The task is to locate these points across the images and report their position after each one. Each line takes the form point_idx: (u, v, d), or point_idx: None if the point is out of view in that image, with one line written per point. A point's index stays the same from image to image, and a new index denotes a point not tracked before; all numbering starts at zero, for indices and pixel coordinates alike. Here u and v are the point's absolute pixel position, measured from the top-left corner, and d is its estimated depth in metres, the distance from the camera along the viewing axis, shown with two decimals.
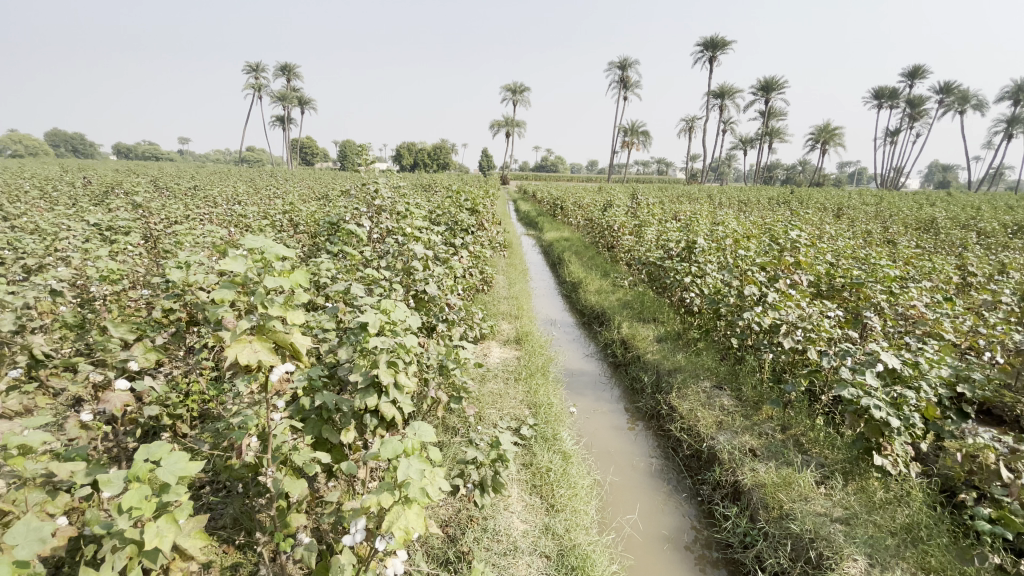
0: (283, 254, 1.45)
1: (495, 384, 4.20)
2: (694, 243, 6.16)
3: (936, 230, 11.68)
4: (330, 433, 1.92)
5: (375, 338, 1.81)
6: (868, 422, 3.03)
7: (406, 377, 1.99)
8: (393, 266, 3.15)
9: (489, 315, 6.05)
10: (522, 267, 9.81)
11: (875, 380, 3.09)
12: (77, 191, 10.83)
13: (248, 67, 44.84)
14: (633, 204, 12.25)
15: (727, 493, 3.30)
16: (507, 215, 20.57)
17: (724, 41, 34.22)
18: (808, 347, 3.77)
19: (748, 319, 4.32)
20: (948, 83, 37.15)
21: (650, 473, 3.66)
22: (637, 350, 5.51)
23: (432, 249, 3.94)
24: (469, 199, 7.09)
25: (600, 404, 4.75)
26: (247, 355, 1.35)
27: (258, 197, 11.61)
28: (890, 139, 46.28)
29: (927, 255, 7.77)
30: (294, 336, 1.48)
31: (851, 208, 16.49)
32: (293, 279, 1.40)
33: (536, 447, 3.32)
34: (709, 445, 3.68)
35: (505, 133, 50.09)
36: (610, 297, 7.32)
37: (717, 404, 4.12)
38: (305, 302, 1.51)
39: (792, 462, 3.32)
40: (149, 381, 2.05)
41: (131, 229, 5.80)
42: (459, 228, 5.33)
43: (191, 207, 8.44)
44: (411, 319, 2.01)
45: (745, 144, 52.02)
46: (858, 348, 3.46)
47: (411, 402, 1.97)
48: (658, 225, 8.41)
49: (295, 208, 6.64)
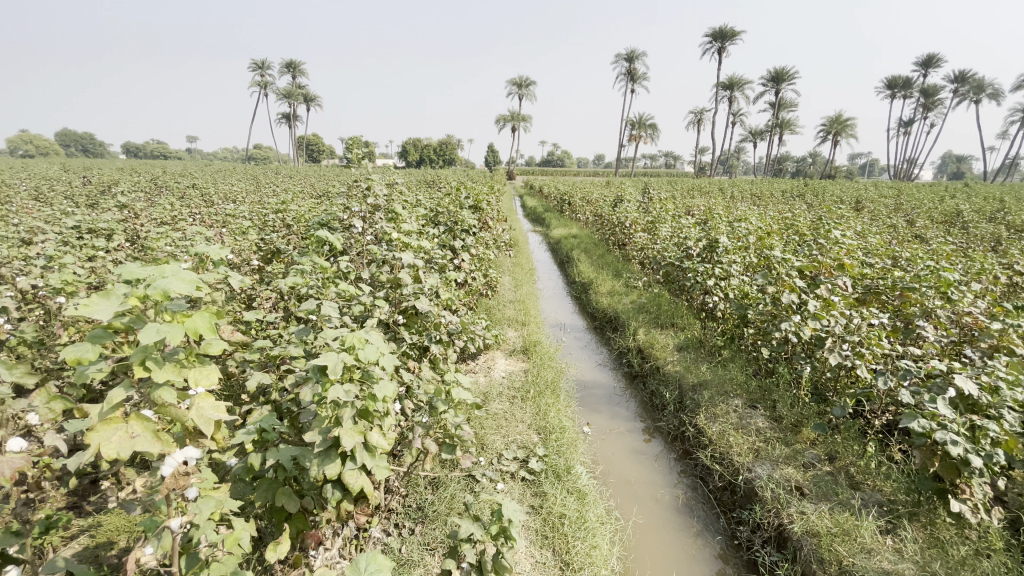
0: (179, 287, 1.00)
1: (500, 405, 3.76)
2: (716, 242, 5.65)
3: (961, 223, 11.08)
4: (285, 499, 1.62)
5: (335, 390, 1.39)
6: (942, 459, 2.58)
7: (379, 436, 1.54)
8: (378, 277, 2.68)
9: (494, 323, 5.58)
10: (528, 266, 9.35)
11: (950, 410, 2.61)
12: (74, 190, 10.59)
13: (255, 65, 45.11)
14: (644, 200, 11.67)
15: (770, 538, 2.86)
16: (513, 211, 20.02)
17: (734, 31, 33.42)
18: (859, 364, 3.28)
19: (784, 330, 3.81)
20: (964, 72, 36.06)
21: (677, 510, 3.21)
22: (655, 360, 5.04)
23: (427, 254, 3.48)
24: (472, 196, 6.64)
25: (615, 422, 4.28)
26: (117, 446, 0.92)
27: (255, 195, 11.21)
28: (905, 130, 45.17)
29: (963, 251, 7.22)
30: (196, 410, 1.03)
31: (868, 201, 15.83)
32: (188, 328, 0.97)
33: (546, 486, 2.88)
34: (746, 478, 3.21)
35: (513, 127, 49.45)
36: (623, 300, 6.84)
37: (751, 427, 3.63)
38: (219, 356, 1.07)
39: (846, 503, 2.84)
40: (60, 435, 1.61)
41: (113, 231, 5.42)
42: (462, 228, 4.86)
43: (183, 207, 8.04)
44: (386, 356, 1.54)
45: (754, 135, 51.01)
46: (922, 369, 2.99)
47: (386, 465, 1.55)
48: (672, 221, 7.91)
49: (287, 206, 6.19)
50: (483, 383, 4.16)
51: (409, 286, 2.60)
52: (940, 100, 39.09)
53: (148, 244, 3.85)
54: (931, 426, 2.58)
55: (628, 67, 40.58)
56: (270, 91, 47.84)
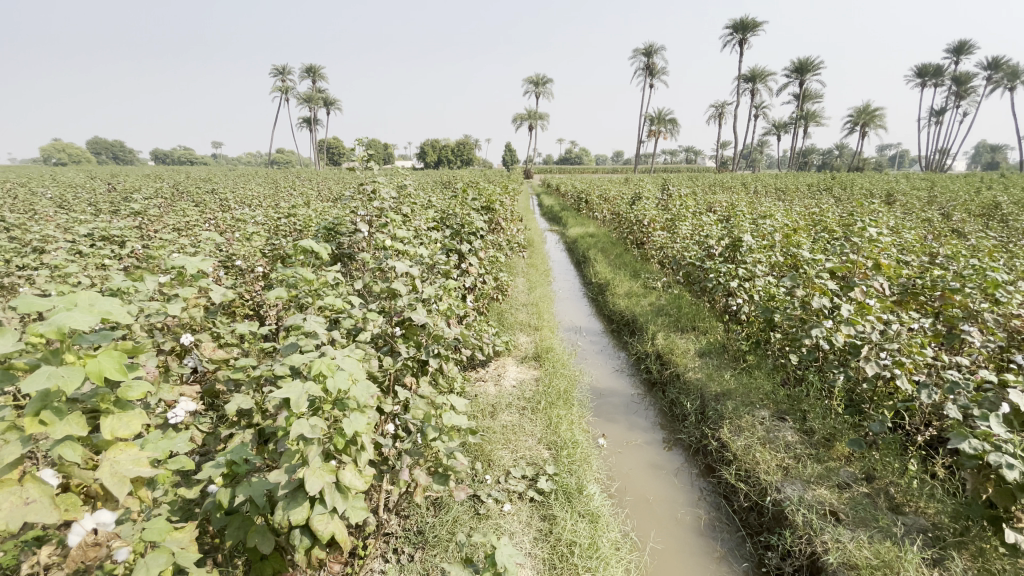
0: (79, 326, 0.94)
1: (509, 417, 3.57)
2: (739, 241, 5.36)
3: (1000, 215, 10.50)
4: (256, 540, 1.47)
5: (299, 426, 1.24)
6: (996, 485, 2.29)
7: (355, 475, 1.38)
8: (373, 287, 2.53)
9: (506, 327, 5.39)
10: (544, 267, 9.14)
11: (1005, 429, 2.31)
12: (95, 197, 10.70)
13: (276, 71, 45.86)
14: (664, 197, 11.34)
15: (802, 567, 2.61)
16: (530, 210, 19.79)
17: (755, 22, 32.57)
18: (899, 375, 3.00)
19: (815, 336, 3.54)
20: (1000, 58, 34.52)
21: (699, 532, 2.98)
22: (675, 367, 4.80)
23: (429, 260, 3.32)
24: (485, 197, 6.46)
25: (633, 434, 4.06)
26: (6, 514, 0.86)
27: (270, 199, 11.16)
28: (937, 120, 43.52)
29: (1006, 246, 6.77)
30: (105, 465, 1.02)
31: (900, 194, 15.18)
32: (89, 371, 0.95)
33: (556, 509, 2.68)
34: (775, 499, 2.96)
35: (530, 125, 49.12)
36: (642, 302, 6.59)
37: (779, 442, 3.38)
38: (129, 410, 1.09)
39: (886, 529, 2.57)
40: None
41: (125, 237, 5.38)
42: (470, 230, 4.69)
43: (197, 212, 8.01)
44: (359, 384, 1.39)
45: (777, 128, 49.80)
46: (970, 381, 2.70)
47: (362, 506, 1.40)
48: (692, 219, 7.61)
49: (296, 210, 6.09)
50: (493, 392, 3.98)
51: (405, 297, 2.44)
52: (973, 88, 37.57)
53: (150, 252, 3.75)
54: (985, 448, 2.29)
55: (646, 62, 39.92)
56: (290, 95, 48.48)
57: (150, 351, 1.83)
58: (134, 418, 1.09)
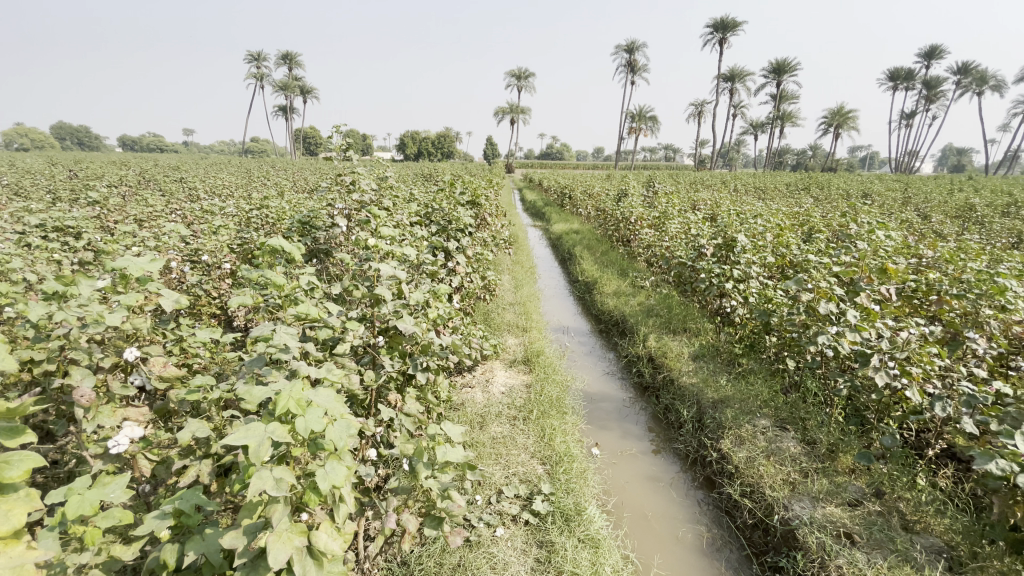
0: None
1: (500, 428, 3.34)
2: (733, 241, 5.21)
3: (975, 218, 10.67)
4: None
5: (262, 481, 0.99)
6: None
7: (332, 537, 1.12)
8: (353, 292, 2.25)
9: (493, 328, 5.16)
10: (529, 264, 8.92)
11: None
12: (51, 184, 9.99)
13: (251, 57, 44.47)
14: (649, 194, 11.22)
15: None
16: (511, 206, 19.51)
17: (734, 21, 32.79)
18: (910, 386, 2.84)
19: (820, 343, 3.38)
20: (968, 63, 35.43)
21: (702, 552, 2.80)
22: (669, 371, 4.63)
23: (414, 260, 3.06)
24: (470, 190, 6.18)
25: (628, 442, 3.87)
26: None
27: (242, 190, 10.64)
28: (907, 122, 44.62)
29: (987, 248, 6.80)
30: None
31: (876, 194, 15.35)
32: None
33: (554, 534, 2.46)
34: (783, 517, 2.80)
35: (512, 119, 48.69)
36: (631, 301, 6.42)
37: (784, 454, 3.22)
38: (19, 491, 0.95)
39: (901, 552, 2.43)
40: None
41: (81, 229, 4.94)
42: (457, 226, 4.43)
43: (163, 203, 7.52)
44: (336, 426, 1.15)
45: (755, 127, 50.41)
46: (988, 394, 2.56)
47: (340, 571, 1.15)
48: (680, 216, 7.47)
49: (270, 201, 5.71)
50: (482, 399, 3.74)
51: (389, 304, 2.17)
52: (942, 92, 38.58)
53: (103, 247, 3.38)
54: (1013, 469, 2.13)
55: (628, 58, 39.94)
56: (266, 82, 47.03)
57: (82, 373, 1.54)
58: (15, 509, 0.96)
